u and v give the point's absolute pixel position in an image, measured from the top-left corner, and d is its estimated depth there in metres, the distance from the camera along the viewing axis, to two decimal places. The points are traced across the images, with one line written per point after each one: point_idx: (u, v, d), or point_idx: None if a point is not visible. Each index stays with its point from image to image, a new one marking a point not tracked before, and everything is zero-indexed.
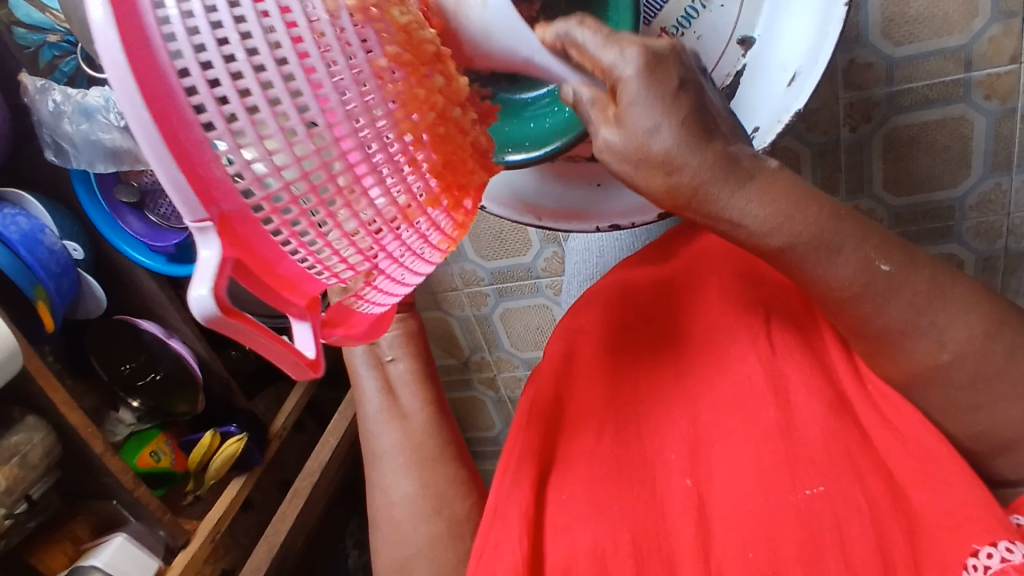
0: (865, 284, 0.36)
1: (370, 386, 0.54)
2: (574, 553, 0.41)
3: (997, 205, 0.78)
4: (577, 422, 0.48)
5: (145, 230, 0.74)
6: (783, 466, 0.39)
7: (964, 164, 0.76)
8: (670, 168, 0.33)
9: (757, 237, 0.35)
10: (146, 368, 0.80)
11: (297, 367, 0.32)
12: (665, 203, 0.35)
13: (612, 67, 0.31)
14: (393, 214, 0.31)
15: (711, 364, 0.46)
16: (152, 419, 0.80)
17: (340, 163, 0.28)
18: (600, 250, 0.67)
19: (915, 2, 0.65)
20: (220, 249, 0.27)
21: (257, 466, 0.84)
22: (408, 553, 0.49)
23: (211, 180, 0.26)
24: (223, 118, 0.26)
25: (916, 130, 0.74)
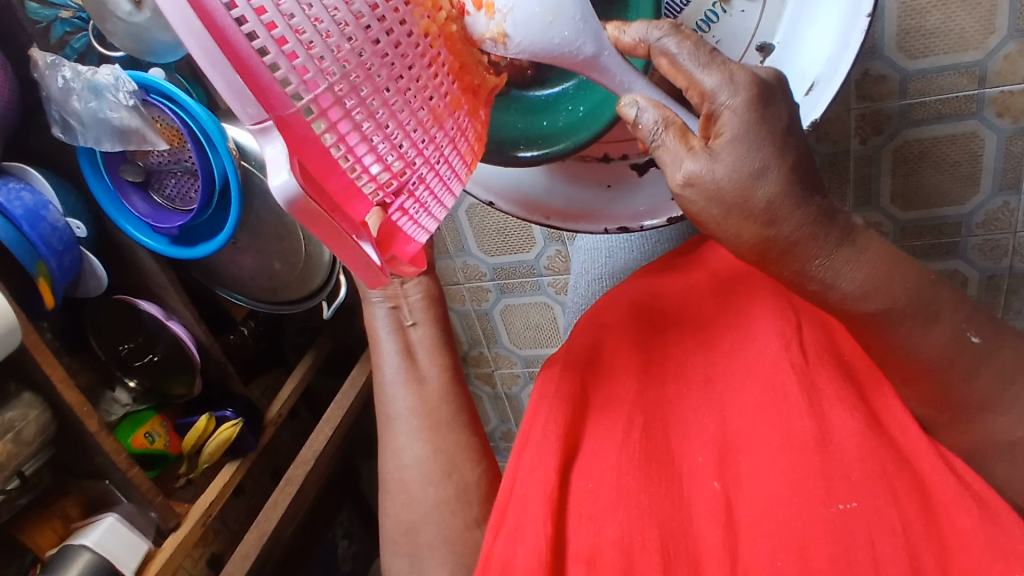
0: (954, 354, 0.40)
1: (389, 348, 0.55)
2: (598, 541, 0.41)
3: (1003, 224, 0.78)
4: (601, 413, 0.48)
5: (149, 211, 0.73)
6: (820, 477, 0.38)
7: (972, 180, 0.75)
8: (771, 218, 0.35)
9: (851, 304, 0.39)
10: (144, 349, 0.81)
11: (369, 271, 0.36)
12: (750, 252, 0.37)
13: (713, 93, 0.35)
14: (426, 113, 0.35)
15: (736, 359, 0.46)
16: (147, 400, 0.81)
17: (377, 60, 0.32)
18: (609, 250, 0.67)
19: (933, 16, 0.65)
20: (284, 148, 0.29)
21: (251, 452, 0.84)
22: (418, 516, 0.50)
23: (266, 87, 0.28)
24: (265, 25, 0.28)
25: (926, 145, 0.74)
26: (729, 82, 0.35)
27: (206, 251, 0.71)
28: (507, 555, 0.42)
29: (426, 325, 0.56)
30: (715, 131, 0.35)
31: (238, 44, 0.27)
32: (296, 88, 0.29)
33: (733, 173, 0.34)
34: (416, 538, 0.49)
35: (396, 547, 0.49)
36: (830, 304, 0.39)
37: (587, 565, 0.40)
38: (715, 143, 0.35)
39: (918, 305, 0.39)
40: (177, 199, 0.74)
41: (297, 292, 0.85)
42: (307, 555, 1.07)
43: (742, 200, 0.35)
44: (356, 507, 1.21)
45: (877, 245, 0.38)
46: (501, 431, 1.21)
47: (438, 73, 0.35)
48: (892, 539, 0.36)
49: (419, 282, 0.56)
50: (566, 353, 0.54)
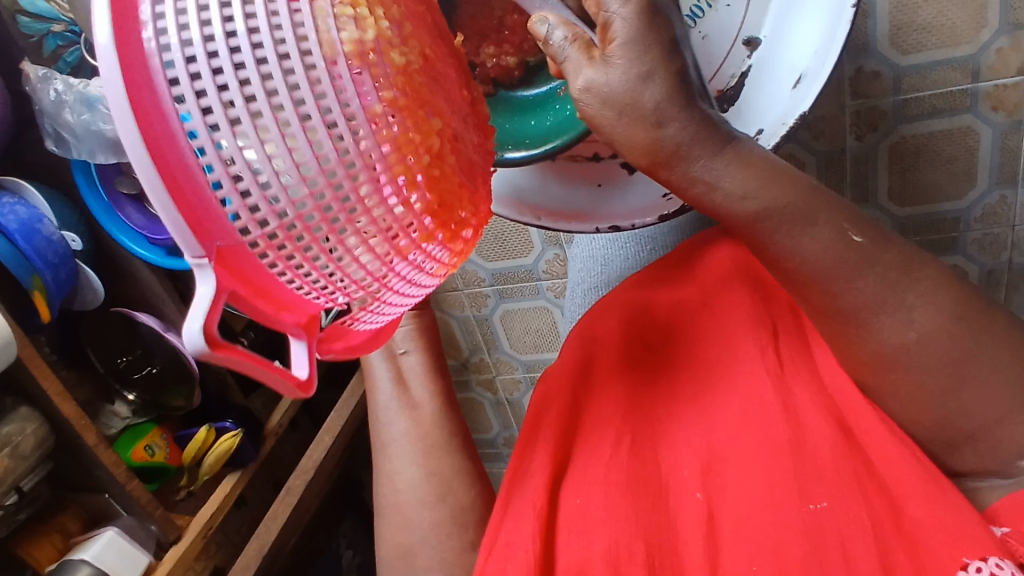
0: (842, 259, 0.36)
1: (381, 378, 0.53)
2: (586, 554, 0.41)
3: (1002, 218, 0.78)
4: (590, 430, 0.48)
5: (145, 222, 0.72)
6: (793, 486, 0.39)
7: (969, 175, 0.75)
8: (659, 121, 0.33)
9: (728, 207, 0.36)
10: (143, 361, 0.81)
11: (288, 389, 0.33)
12: (641, 158, 0.35)
13: (603, 1, 0.32)
14: (386, 251, 0.33)
15: (717, 374, 0.46)
16: (147, 413, 0.79)
17: (331, 206, 0.30)
18: (605, 258, 0.66)
19: (924, 10, 0.65)
20: (215, 285, 0.29)
21: (251, 463, 0.84)
22: (414, 538, 0.49)
23: (209, 219, 0.29)
24: (221, 163, 0.28)
25: (922, 141, 0.74)
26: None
27: None
28: (498, 567, 0.43)
29: (416, 351, 0.54)
30: (608, 39, 0.32)
31: (187, 174, 0.28)
32: (242, 223, 0.29)
33: (620, 82, 0.32)
34: (411, 561, 0.49)
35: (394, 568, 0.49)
36: (719, 213, 0.37)
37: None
38: (608, 49, 0.32)
39: (824, 219, 0.36)
40: None
41: None
42: (311, 567, 1.07)
43: (621, 101, 0.33)
44: (360, 516, 1.21)
45: (758, 150, 0.36)
46: (504, 437, 1.21)
47: (404, 213, 0.32)
48: (863, 536, 0.37)
49: (413, 313, 0.55)
50: (564, 362, 0.54)
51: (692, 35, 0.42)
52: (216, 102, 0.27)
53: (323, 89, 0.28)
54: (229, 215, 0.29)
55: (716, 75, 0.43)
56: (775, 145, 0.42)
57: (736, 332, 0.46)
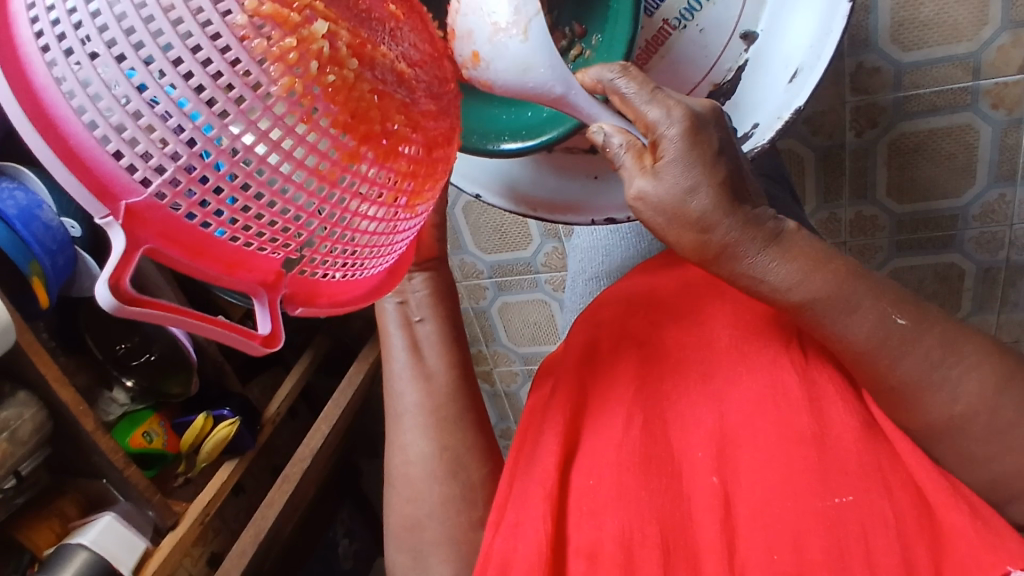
0: (881, 341, 0.37)
1: (397, 347, 0.52)
2: (598, 535, 0.39)
3: (999, 216, 0.78)
4: (600, 410, 0.46)
5: None
6: (816, 470, 0.36)
7: (968, 172, 0.75)
8: (705, 227, 0.34)
9: (780, 296, 0.37)
10: (141, 349, 0.81)
11: (249, 345, 0.32)
12: (692, 257, 0.36)
13: (655, 124, 0.34)
14: (305, 178, 0.31)
15: (736, 358, 0.44)
16: (145, 400, 0.81)
17: (226, 132, 0.28)
18: (608, 249, 0.65)
19: (926, 6, 0.65)
20: (126, 244, 0.27)
21: (249, 451, 0.84)
22: (422, 513, 0.49)
23: (107, 179, 0.27)
24: (100, 115, 0.26)
25: (922, 138, 0.74)
26: (669, 114, 0.34)
27: None
28: (508, 548, 0.41)
29: (433, 322, 0.53)
30: (658, 154, 0.33)
31: (73, 136, 0.26)
32: (142, 175, 0.27)
33: (669, 190, 0.33)
34: (420, 534, 0.48)
35: (400, 544, 0.49)
36: (766, 299, 0.37)
37: (589, 561, 0.39)
38: (655, 166, 0.33)
39: (844, 293, 0.36)
40: None
41: None
42: (308, 554, 1.08)
43: (676, 209, 0.34)
44: (357, 505, 1.22)
45: (807, 241, 0.37)
46: (501, 429, 1.21)
47: (307, 131, 0.30)
48: (885, 531, 0.34)
49: (423, 278, 0.53)
50: (572, 353, 0.52)
51: (687, 29, 0.42)
52: (89, 66, 0.26)
53: (179, 15, 0.27)
54: (128, 170, 0.27)
55: (713, 70, 0.43)
56: (769, 140, 0.42)
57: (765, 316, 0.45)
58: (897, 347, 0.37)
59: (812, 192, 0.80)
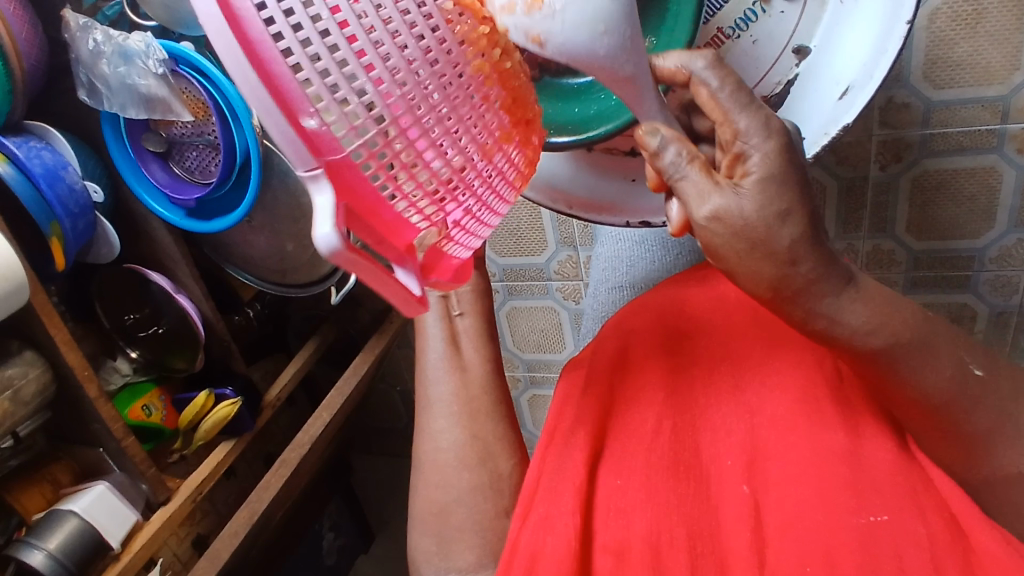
0: (959, 387, 0.38)
1: (431, 339, 0.52)
2: (627, 535, 0.39)
3: (1016, 260, 0.78)
4: (629, 413, 0.46)
5: (167, 181, 0.73)
6: (849, 488, 0.36)
7: (988, 215, 0.76)
8: (792, 258, 0.34)
9: (855, 340, 0.36)
10: (149, 321, 0.80)
11: (408, 304, 0.35)
12: (764, 291, 0.35)
13: (744, 133, 0.34)
14: (474, 152, 0.35)
15: (768, 377, 0.44)
16: (148, 373, 0.81)
17: (426, 103, 0.32)
18: (631, 260, 0.60)
19: (960, 47, 0.65)
20: (332, 195, 0.31)
21: (247, 434, 0.84)
22: (449, 498, 0.47)
23: (316, 134, 0.30)
24: (318, 75, 0.29)
25: (944, 177, 0.74)
26: (763, 126, 0.34)
27: (219, 228, 0.71)
28: (534, 539, 0.40)
29: (472, 316, 0.53)
30: (743, 170, 0.34)
31: (290, 89, 0.28)
32: (344, 134, 0.30)
33: (764, 216, 0.33)
34: (447, 519, 0.47)
35: (427, 527, 0.47)
36: (834, 344, 0.37)
37: (616, 558, 0.39)
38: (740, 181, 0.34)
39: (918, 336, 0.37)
40: (197, 172, 0.73)
41: (308, 275, 0.83)
42: (294, 544, 1.07)
43: (763, 242, 0.34)
44: (346, 500, 1.21)
45: (876, 284, 0.38)
46: None
47: (486, 110, 0.35)
48: (918, 552, 0.34)
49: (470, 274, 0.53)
50: (595, 357, 0.51)
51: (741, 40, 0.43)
52: (309, 27, 0.28)
53: None
54: (333, 128, 0.30)
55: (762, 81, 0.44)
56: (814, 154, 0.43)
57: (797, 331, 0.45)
58: (976, 395, 0.38)
59: (831, 223, 0.81)
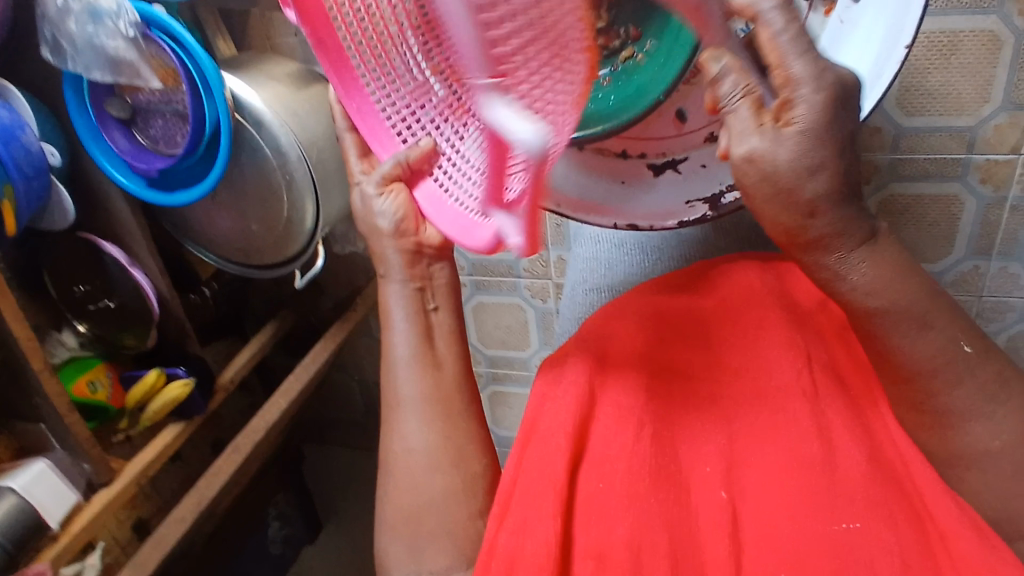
0: (946, 361, 0.40)
1: (401, 330, 0.50)
2: (607, 539, 0.39)
3: (972, 287, 0.81)
4: (609, 413, 0.44)
5: (130, 149, 0.68)
6: (819, 499, 0.38)
7: (948, 241, 0.78)
8: (811, 211, 0.36)
9: (855, 297, 0.39)
10: (100, 294, 0.77)
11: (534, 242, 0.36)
12: (780, 234, 0.38)
13: (796, 83, 0.34)
14: None
15: (750, 377, 0.45)
16: (96, 348, 0.79)
17: None
18: (608, 262, 0.58)
19: (932, 76, 0.68)
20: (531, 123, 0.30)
21: (197, 417, 0.81)
22: (421, 502, 0.45)
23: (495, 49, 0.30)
24: None
25: (910, 202, 0.76)
26: (814, 76, 0.34)
27: (182, 201, 0.68)
28: (515, 544, 0.39)
29: (447, 310, 0.51)
30: (786, 116, 0.34)
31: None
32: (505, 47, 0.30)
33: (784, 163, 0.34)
34: (417, 526, 0.45)
35: (399, 532, 0.45)
36: (837, 297, 0.40)
37: (597, 562, 0.38)
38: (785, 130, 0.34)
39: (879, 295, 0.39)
40: (161, 142, 0.70)
41: (273, 257, 0.80)
42: (238, 533, 1.03)
43: (790, 187, 0.35)
44: (294, 490, 1.18)
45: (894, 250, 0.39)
46: None
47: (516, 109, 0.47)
48: (889, 558, 0.36)
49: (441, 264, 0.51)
50: (571, 348, 0.49)
51: None
52: None
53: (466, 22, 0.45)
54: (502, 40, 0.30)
55: None
56: None
57: (771, 336, 0.46)
58: (958, 373, 0.40)
59: None
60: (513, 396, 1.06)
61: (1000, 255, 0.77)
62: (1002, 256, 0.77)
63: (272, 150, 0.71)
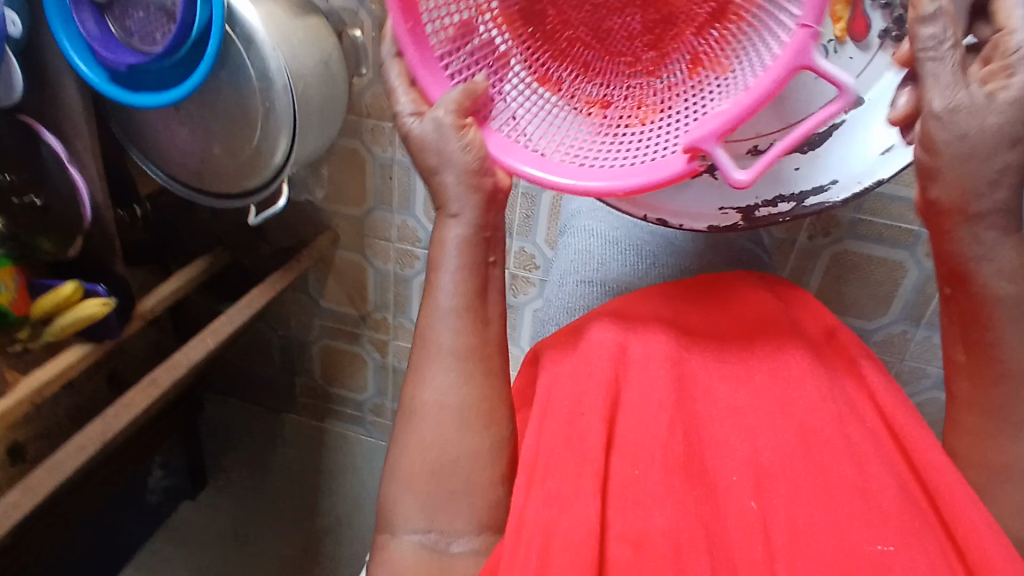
0: None
1: (452, 266, 0.43)
2: (645, 528, 0.36)
3: (896, 349, 0.86)
4: (635, 397, 0.42)
5: (99, 37, 0.62)
6: (859, 517, 0.37)
7: (886, 302, 0.83)
8: (990, 182, 0.38)
9: (984, 281, 0.40)
10: (26, 188, 0.68)
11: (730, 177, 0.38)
12: (946, 206, 0.39)
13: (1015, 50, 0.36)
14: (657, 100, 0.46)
15: (776, 393, 0.43)
16: (8, 247, 0.69)
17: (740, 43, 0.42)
18: (601, 259, 0.61)
19: None
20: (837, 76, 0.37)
21: (108, 341, 0.74)
22: (447, 459, 0.40)
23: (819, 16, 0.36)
24: None
25: (860, 259, 0.81)
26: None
27: (146, 104, 0.63)
28: (546, 521, 0.37)
29: (506, 267, 0.45)
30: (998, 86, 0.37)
31: None
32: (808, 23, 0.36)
33: (983, 125, 0.37)
34: (442, 482, 0.40)
35: (414, 485, 0.40)
36: (965, 281, 0.41)
37: (636, 549, 0.36)
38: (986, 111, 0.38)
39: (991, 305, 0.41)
40: (137, 36, 0.64)
41: (228, 186, 0.75)
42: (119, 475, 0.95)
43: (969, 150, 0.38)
44: (185, 439, 1.10)
45: None
46: (373, 405, 1.12)
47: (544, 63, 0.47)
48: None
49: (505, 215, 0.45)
50: (594, 325, 0.47)
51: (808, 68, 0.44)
52: None
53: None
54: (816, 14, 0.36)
55: None
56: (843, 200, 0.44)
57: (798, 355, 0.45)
58: None
59: None
60: None
61: (927, 324, 0.83)
62: (929, 326, 0.83)
63: (257, 71, 0.66)
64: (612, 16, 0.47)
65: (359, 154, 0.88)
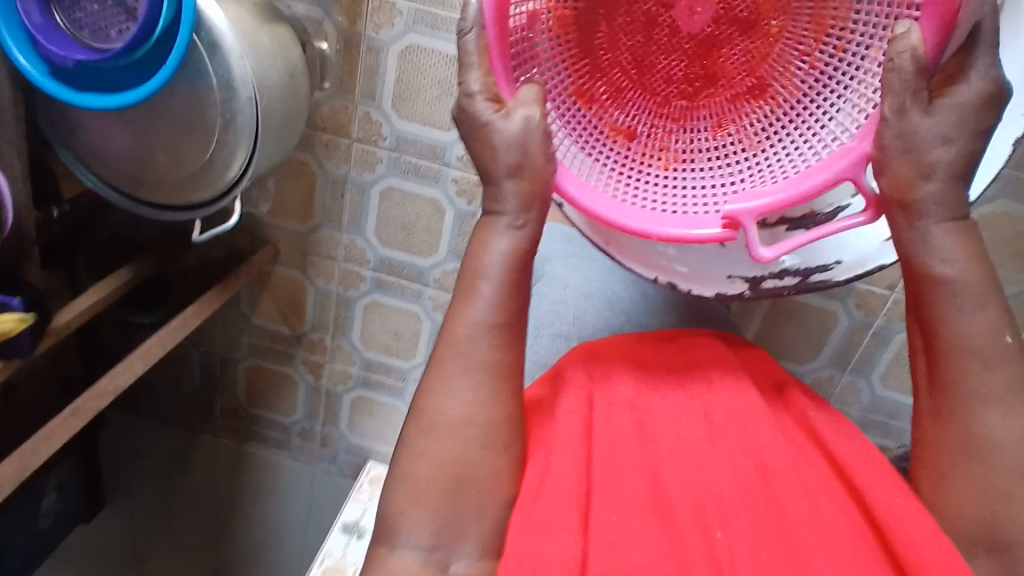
0: None
1: (490, 303, 0.41)
2: (629, 565, 0.36)
3: (821, 390, 0.91)
4: (605, 440, 0.43)
5: (45, 29, 0.56)
6: (821, 549, 0.37)
7: (817, 348, 0.88)
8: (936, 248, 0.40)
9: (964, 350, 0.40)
10: None
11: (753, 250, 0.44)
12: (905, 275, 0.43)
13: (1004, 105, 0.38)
14: (677, 152, 0.49)
15: (735, 435, 0.43)
16: None
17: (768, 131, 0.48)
18: (577, 311, 0.64)
19: None
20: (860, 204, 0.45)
21: (18, 361, 0.66)
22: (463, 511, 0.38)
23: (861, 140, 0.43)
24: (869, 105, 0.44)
25: (795, 307, 0.85)
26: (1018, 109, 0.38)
27: (93, 106, 0.57)
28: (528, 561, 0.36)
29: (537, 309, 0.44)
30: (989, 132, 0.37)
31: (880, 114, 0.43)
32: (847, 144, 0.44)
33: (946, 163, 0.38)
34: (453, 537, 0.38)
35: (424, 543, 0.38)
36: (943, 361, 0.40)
37: None
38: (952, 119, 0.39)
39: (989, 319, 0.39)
40: (88, 31, 0.58)
41: (170, 198, 0.70)
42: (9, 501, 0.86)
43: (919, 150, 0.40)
44: (83, 458, 1.01)
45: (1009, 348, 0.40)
46: (301, 428, 1.06)
47: (572, 78, 0.48)
48: None
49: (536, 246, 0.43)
50: (572, 375, 0.47)
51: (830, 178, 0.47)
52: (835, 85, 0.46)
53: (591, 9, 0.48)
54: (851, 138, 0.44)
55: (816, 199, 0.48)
56: (845, 280, 0.48)
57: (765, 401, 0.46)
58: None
59: None
60: (377, 403, 1.00)
61: (852, 369, 0.88)
62: (853, 371, 0.88)
63: (220, 79, 0.61)
64: (658, 56, 0.49)
65: (309, 167, 0.83)
